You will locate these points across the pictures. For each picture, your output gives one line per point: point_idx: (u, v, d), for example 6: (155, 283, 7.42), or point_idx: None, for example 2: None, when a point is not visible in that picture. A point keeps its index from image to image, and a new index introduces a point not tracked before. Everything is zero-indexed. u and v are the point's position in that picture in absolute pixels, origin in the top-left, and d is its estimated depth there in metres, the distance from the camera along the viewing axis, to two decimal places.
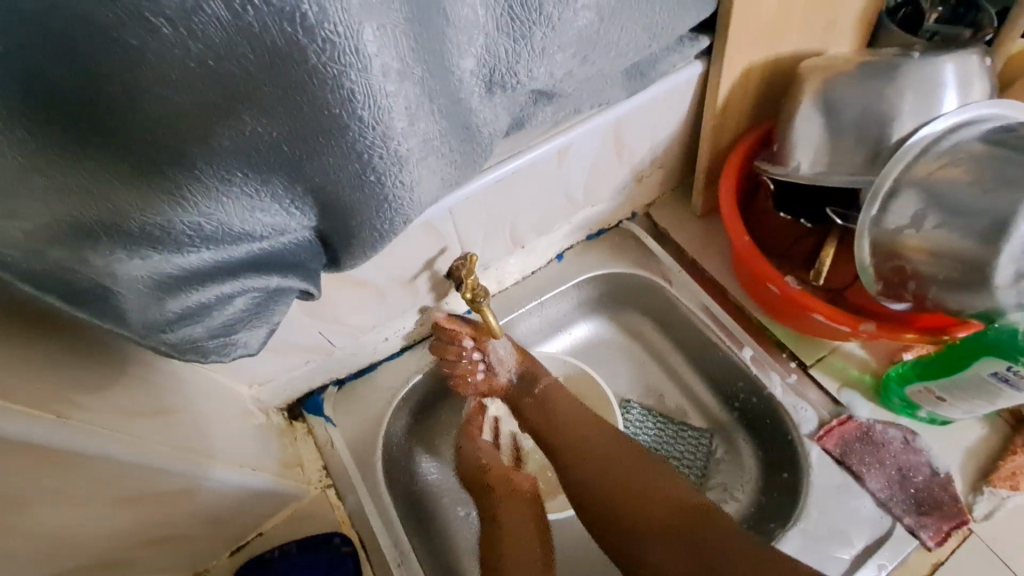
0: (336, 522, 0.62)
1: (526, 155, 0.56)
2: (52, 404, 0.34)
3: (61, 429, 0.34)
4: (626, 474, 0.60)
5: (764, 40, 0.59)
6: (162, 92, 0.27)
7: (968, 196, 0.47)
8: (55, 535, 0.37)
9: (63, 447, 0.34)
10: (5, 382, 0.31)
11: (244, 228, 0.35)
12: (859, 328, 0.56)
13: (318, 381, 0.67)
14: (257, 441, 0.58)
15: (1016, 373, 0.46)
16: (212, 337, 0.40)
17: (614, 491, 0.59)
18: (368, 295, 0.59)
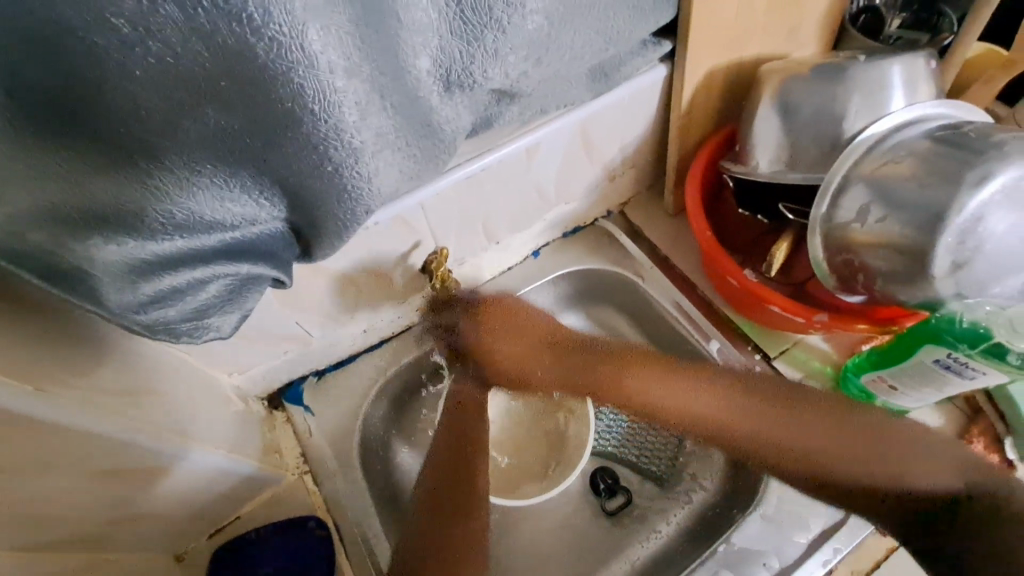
0: (312, 506, 0.63)
1: (496, 153, 0.59)
2: (31, 375, 0.36)
3: (49, 403, 0.37)
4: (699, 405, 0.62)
5: (726, 45, 0.62)
6: (127, 86, 0.29)
7: (909, 190, 0.48)
8: (25, 507, 0.39)
9: (43, 417, 0.36)
10: None
11: (215, 218, 0.38)
12: (814, 319, 0.58)
13: (297, 372, 0.69)
14: (237, 426, 0.60)
15: (956, 359, 0.48)
16: (185, 320, 0.42)
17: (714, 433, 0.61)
18: (346, 287, 0.62)
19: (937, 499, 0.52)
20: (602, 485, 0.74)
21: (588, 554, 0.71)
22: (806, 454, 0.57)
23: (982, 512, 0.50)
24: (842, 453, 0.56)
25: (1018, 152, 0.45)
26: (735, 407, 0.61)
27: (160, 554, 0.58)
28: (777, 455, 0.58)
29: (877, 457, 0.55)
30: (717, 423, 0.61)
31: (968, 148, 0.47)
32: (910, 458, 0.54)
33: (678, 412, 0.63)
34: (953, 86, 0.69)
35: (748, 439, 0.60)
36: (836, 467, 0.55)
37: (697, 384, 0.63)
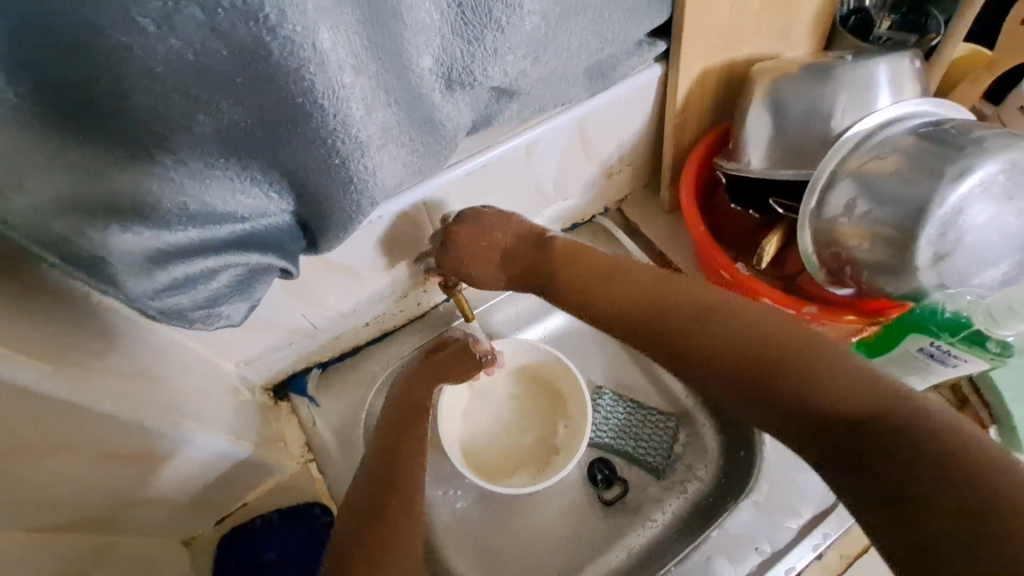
0: (317, 493, 0.65)
1: (494, 150, 0.61)
2: (47, 355, 0.38)
3: (65, 383, 0.39)
4: (620, 288, 0.58)
5: (719, 45, 0.64)
6: (147, 83, 0.31)
7: (892, 185, 0.50)
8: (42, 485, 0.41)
9: (51, 395, 0.38)
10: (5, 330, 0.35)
11: (226, 210, 0.40)
12: (803, 311, 0.60)
13: (302, 363, 0.71)
14: (243, 414, 0.62)
15: (941, 347, 0.51)
16: (196, 308, 0.44)
17: (637, 309, 0.56)
18: (350, 279, 0.64)
19: (850, 415, 0.41)
20: (599, 476, 0.74)
21: (588, 543, 0.73)
22: (707, 342, 0.50)
23: (948, 456, 0.36)
24: (748, 352, 0.48)
25: (996, 148, 0.47)
26: (636, 300, 0.56)
27: (168, 539, 0.59)
28: (699, 343, 0.50)
29: (836, 373, 0.43)
30: (658, 300, 0.55)
31: (950, 144, 0.49)
32: (828, 379, 0.43)
33: (629, 295, 0.57)
34: (940, 86, 0.71)
35: (691, 316, 0.52)
36: (741, 354, 0.48)
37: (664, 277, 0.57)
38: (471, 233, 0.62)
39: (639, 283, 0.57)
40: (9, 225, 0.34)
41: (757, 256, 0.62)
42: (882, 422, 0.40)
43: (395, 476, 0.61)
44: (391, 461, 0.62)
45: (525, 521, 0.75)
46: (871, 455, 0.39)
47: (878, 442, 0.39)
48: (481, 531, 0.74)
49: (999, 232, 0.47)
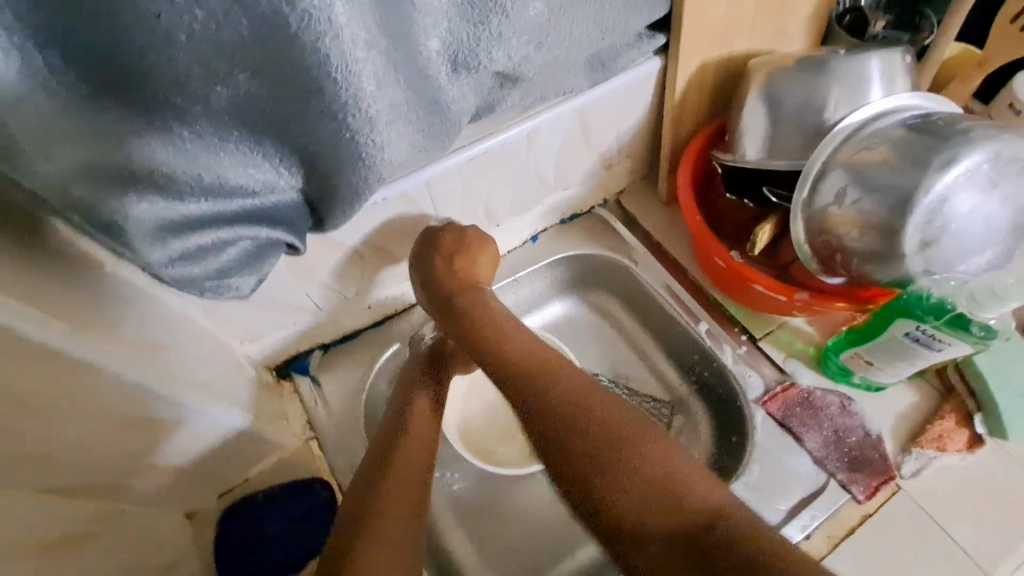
0: (318, 470, 0.67)
1: (496, 137, 0.62)
2: (57, 312, 0.40)
3: (72, 339, 0.41)
4: (522, 349, 0.58)
5: (717, 40, 0.65)
6: (171, 52, 0.33)
7: (882, 174, 0.52)
8: (50, 442, 0.42)
9: (52, 346, 0.39)
10: (17, 284, 0.37)
11: (238, 182, 0.42)
12: (794, 297, 0.62)
13: (304, 345, 0.72)
14: (247, 390, 0.64)
15: (924, 331, 0.51)
16: (208, 279, 0.46)
17: (510, 365, 0.57)
18: (352, 261, 0.65)
19: (675, 533, 0.43)
20: None
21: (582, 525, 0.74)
22: (573, 427, 0.50)
23: (753, 566, 0.40)
24: (597, 440, 0.49)
25: (981, 138, 0.49)
26: (536, 377, 0.55)
27: (172, 511, 0.61)
28: (567, 427, 0.51)
29: (629, 475, 0.47)
30: (571, 414, 0.51)
31: (938, 135, 0.50)
32: (645, 497, 0.46)
33: (536, 388, 0.54)
34: (932, 84, 0.73)
35: (577, 439, 0.50)
36: (591, 449, 0.49)
37: (572, 380, 0.54)
38: (454, 246, 0.67)
39: (540, 353, 0.58)
40: (26, 177, 0.34)
41: (750, 243, 0.64)
42: (700, 534, 0.43)
43: (401, 471, 0.56)
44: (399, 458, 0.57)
45: (521, 504, 0.76)
46: (692, 557, 0.42)
47: (711, 558, 0.41)
48: (478, 512, 0.75)
49: (988, 218, 0.49)
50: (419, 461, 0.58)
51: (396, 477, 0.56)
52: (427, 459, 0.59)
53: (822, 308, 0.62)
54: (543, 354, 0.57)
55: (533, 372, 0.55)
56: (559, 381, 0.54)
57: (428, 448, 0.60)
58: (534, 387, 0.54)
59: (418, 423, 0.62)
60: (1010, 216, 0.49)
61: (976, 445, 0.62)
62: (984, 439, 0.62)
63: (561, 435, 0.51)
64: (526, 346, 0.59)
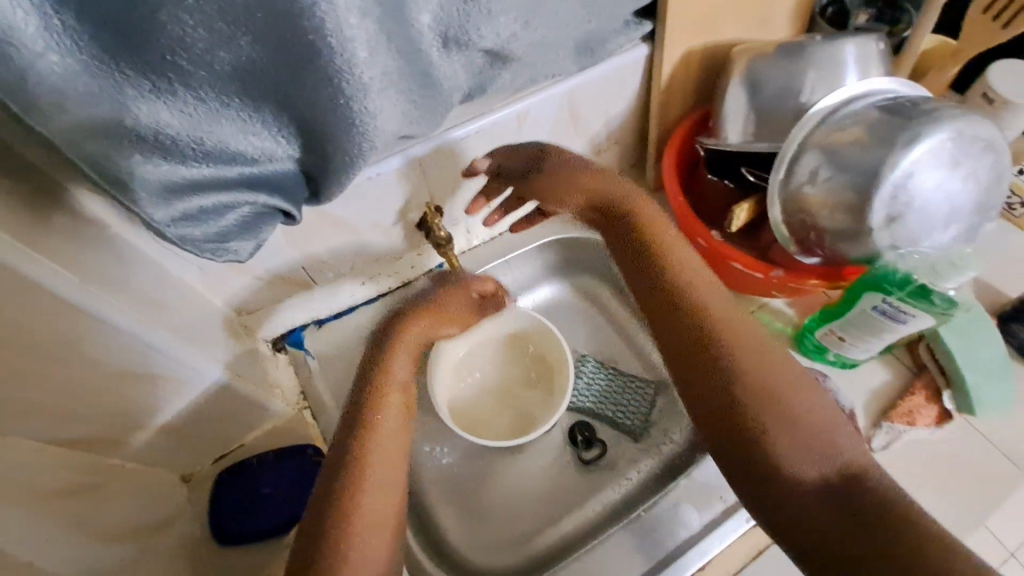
0: (310, 438, 0.69)
1: (486, 117, 0.65)
2: (60, 257, 0.43)
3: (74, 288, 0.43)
4: (706, 290, 0.58)
5: (700, 27, 0.68)
6: (178, 15, 0.35)
7: (852, 152, 0.54)
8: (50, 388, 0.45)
9: (58, 290, 0.42)
10: (30, 233, 0.40)
11: (239, 149, 0.45)
12: (770, 273, 0.65)
13: (300, 318, 0.74)
14: (241, 356, 0.66)
15: (891, 304, 0.53)
16: (208, 241, 0.49)
17: (708, 301, 0.57)
18: (347, 234, 0.67)
19: (823, 489, 0.45)
20: (580, 437, 0.79)
21: (565, 499, 0.77)
22: (745, 359, 0.52)
23: (888, 531, 0.41)
24: (773, 384, 0.50)
25: (946, 118, 0.51)
26: (747, 323, 0.56)
27: (168, 471, 0.63)
28: (736, 357, 0.52)
29: (793, 427, 0.48)
30: (746, 355, 0.53)
31: (905, 115, 0.53)
32: (794, 442, 0.47)
33: (729, 331, 0.54)
34: (910, 77, 0.75)
35: (724, 397, 0.51)
36: (760, 385, 0.50)
37: (758, 339, 0.54)
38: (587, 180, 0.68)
39: (713, 295, 0.58)
40: (46, 130, 0.37)
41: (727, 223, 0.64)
42: (848, 492, 0.44)
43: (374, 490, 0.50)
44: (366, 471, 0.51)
45: (508, 476, 0.79)
46: (834, 513, 0.43)
47: (851, 518, 0.43)
48: (465, 485, 0.78)
49: (951, 196, 0.52)
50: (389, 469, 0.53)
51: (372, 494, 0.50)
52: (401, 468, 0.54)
53: (795, 284, 0.65)
54: (720, 310, 0.56)
55: (725, 316, 0.56)
56: (748, 327, 0.55)
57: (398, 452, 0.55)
58: (715, 322, 0.55)
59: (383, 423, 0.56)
60: (971, 193, 0.52)
61: (945, 420, 0.65)
62: (953, 415, 0.65)
63: (745, 367, 0.51)
64: (711, 289, 0.58)
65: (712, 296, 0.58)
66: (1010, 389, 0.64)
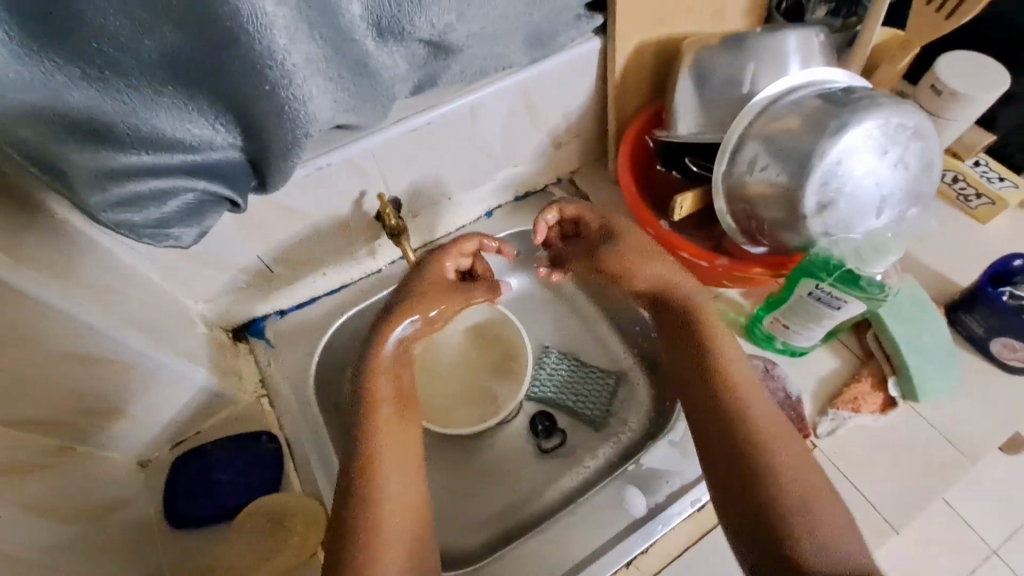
0: (266, 424, 0.70)
1: (438, 109, 0.66)
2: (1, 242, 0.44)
3: (13, 272, 0.44)
4: (737, 372, 0.59)
5: (651, 21, 0.69)
6: (95, 3, 0.37)
7: (786, 138, 0.55)
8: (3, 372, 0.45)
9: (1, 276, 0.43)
10: None
11: (176, 136, 0.45)
12: (716, 262, 0.65)
13: (261, 308, 0.76)
14: (198, 344, 0.67)
15: (823, 291, 0.54)
16: (147, 227, 0.50)
17: (738, 385, 0.58)
18: (305, 225, 0.68)
19: None
20: (540, 427, 0.80)
21: (525, 487, 0.78)
22: (773, 454, 0.54)
23: None
24: (799, 477, 0.53)
25: (877, 105, 0.52)
26: (770, 411, 0.57)
27: (122, 456, 0.64)
28: (760, 448, 0.54)
29: (815, 529, 0.50)
30: (771, 446, 0.54)
31: (839, 103, 0.54)
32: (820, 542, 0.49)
33: (754, 420, 0.56)
34: (863, 69, 0.77)
35: (768, 497, 0.52)
36: (789, 478, 0.52)
37: (782, 429, 0.56)
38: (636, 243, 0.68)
39: (744, 377, 0.59)
40: None
41: (672, 211, 0.64)
42: None
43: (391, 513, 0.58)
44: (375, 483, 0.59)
45: (468, 465, 0.80)
46: None
47: None
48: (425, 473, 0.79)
49: (886, 184, 0.53)
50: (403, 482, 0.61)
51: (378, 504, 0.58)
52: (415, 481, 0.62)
53: (741, 273, 0.66)
54: (747, 392, 0.58)
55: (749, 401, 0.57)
56: (775, 417, 0.56)
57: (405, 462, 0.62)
58: (738, 409, 0.56)
59: (385, 440, 0.61)
60: (900, 180, 0.53)
61: (889, 407, 0.65)
62: (898, 403, 0.65)
63: (770, 460, 0.53)
64: (743, 371, 0.59)
65: (738, 369, 0.59)
66: (955, 378, 0.65)
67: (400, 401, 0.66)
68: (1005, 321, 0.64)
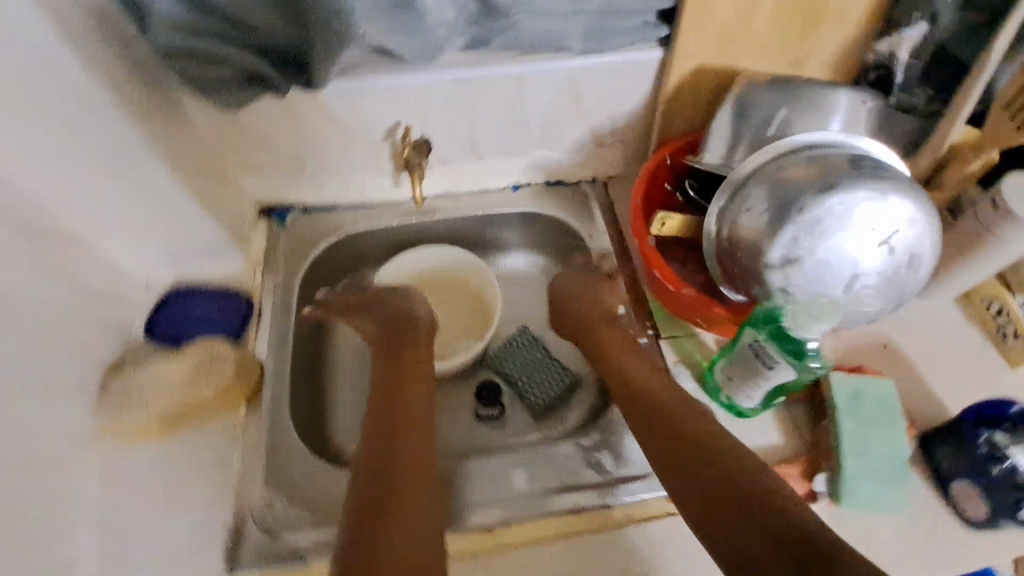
0: (251, 292, 0.78)
1: (486, 68, 0.71)
2: (88, 46, 0.54)
3: (88, 72, 0.54)
4: (629, 365, 0.68)
5: (716, 48, 0.70)
6: None
7: (785, 188, 0.53)
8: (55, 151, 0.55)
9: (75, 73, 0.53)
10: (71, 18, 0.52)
11: (238, 9, 0.55)
12: (683, 290, 0.65)
13: (290, 198, 0.84)
14: (226, 204, 0.77)
15: (758, 344, 0.52)
16: (200, 83, 0.60)
17: (627, 367, 0.68)
18: (343, 134, 0.76)
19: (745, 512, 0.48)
20: (485, 392, 0.82)
21: (448, 439, 0.82)
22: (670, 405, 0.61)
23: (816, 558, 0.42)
24: (693, 424, 0.58)
25: (882, 182, 0.50)
26: (657, 381, 0.65)
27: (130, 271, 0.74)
28: (661, 406, 0.61)
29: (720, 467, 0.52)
30: (668, 406, 0.61)
31: (852, 168, 0.51)
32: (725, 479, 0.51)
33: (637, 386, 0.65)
34: (933, 164, 0.72)
35: (668, 440, 0.58)
36: (695, 428, 0.57)
37: (667, 393, 0.63)
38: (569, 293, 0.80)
39: (642, 369, 0.67)
40: None
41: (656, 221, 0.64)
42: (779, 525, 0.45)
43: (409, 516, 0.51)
44: (392, 466, 0.55)
45: None
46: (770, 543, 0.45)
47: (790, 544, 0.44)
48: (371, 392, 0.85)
49: (873, 273, 0.50)
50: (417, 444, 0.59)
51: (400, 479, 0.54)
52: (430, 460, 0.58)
53: (704, 309, 0.65)
54: (639, 373, 0.67)
55: (649, 382, 0.65)
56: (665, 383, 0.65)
57: (419, 430, 0.61)
58: (636, 386, 0.65)
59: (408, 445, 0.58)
60: (885, 264, 0.50)
61: (810, 500, 0.62)
62: (820, 498, 0.62)
63: (660, 408, 0.61)
64: (641, 363, 0.68)
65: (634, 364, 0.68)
66: (895, 499, 0.61)
67: (411, 409, 0.63)
68: (970, 459, 0.60)
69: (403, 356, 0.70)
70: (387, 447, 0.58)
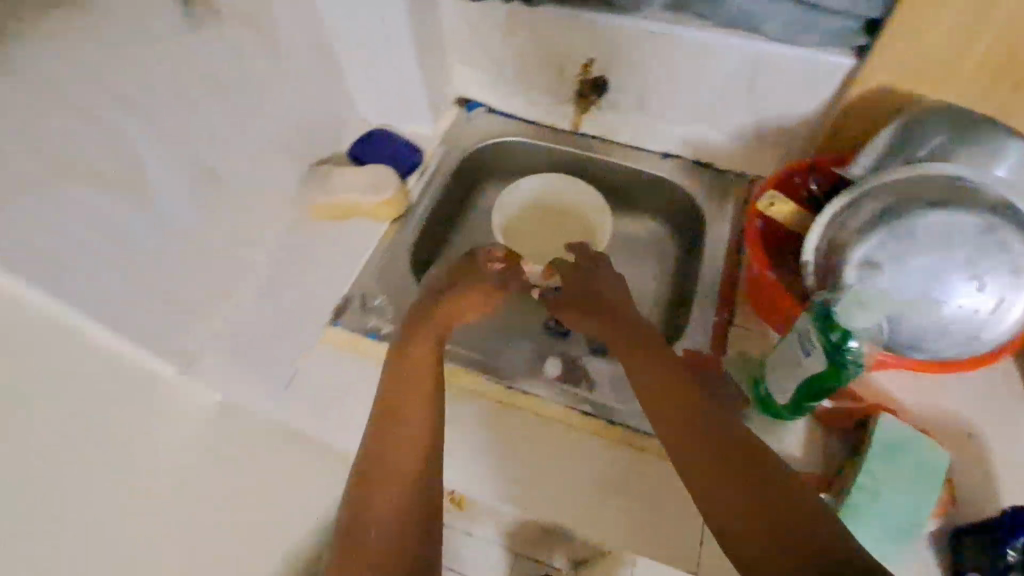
0: (426, 154, 0.97)
1: (679, 31, 0.78)
2: None
3: None
4: (640, 364, 0.59)
5: (912, 72, 0.69)
6: None
7: (904, 208, 0.58)
8: None
9: None
10: None
11: None
12: (765, 274, 0.68)
13: (482, 96, 1.01)
14: (437, 83, 0.95)
15: (808, 327, 0.55)
16: None
17: (636, 364, 0.59)
18: (541, 55, 0.89)
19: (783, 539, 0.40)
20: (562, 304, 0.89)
21: None
22: (693, 408, 0.52)
23: None
24: (718, 426, 0.50)
25: (995, 230, 0.56)
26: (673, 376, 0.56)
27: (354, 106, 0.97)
28: (682, 406, 0.53)
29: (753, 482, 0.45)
30: (690, 404, 0.53)
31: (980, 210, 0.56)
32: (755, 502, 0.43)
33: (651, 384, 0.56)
34: None
35: (691, 447, 0.49)
36: (721, 431, 0.49)
37: (687, 388, 0.54)
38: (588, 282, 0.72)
39: (658, 363, 0.58)
40: None
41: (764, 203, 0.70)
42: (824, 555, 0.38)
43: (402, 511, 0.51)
44: (383, 485, 0.53)
45: None
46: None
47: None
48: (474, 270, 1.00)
49: (958, 305, 0.58)
50: (407, 482, 0.53)
51: (393, 516, 0.51)
52: (430, 485, 0.54)
53: (775, 295, 0.68)
54: (652, 364, 0.57)
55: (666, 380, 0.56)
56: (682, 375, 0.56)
57: (419, 439, 0.56)
58: (651, 390, 0.56)
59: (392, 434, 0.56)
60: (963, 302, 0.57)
61: None
62: None
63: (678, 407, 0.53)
64: (657, 357, 0.59)
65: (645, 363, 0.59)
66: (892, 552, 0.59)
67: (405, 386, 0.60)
68: (993, 552, 0.56)
69: (430, 313, 0.69)
70: (374, 452, 0.55)
